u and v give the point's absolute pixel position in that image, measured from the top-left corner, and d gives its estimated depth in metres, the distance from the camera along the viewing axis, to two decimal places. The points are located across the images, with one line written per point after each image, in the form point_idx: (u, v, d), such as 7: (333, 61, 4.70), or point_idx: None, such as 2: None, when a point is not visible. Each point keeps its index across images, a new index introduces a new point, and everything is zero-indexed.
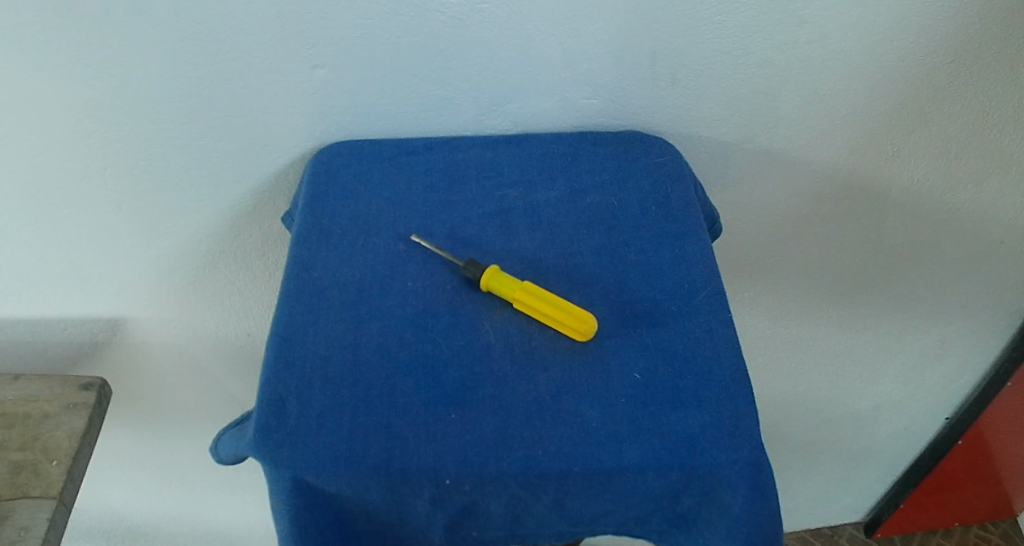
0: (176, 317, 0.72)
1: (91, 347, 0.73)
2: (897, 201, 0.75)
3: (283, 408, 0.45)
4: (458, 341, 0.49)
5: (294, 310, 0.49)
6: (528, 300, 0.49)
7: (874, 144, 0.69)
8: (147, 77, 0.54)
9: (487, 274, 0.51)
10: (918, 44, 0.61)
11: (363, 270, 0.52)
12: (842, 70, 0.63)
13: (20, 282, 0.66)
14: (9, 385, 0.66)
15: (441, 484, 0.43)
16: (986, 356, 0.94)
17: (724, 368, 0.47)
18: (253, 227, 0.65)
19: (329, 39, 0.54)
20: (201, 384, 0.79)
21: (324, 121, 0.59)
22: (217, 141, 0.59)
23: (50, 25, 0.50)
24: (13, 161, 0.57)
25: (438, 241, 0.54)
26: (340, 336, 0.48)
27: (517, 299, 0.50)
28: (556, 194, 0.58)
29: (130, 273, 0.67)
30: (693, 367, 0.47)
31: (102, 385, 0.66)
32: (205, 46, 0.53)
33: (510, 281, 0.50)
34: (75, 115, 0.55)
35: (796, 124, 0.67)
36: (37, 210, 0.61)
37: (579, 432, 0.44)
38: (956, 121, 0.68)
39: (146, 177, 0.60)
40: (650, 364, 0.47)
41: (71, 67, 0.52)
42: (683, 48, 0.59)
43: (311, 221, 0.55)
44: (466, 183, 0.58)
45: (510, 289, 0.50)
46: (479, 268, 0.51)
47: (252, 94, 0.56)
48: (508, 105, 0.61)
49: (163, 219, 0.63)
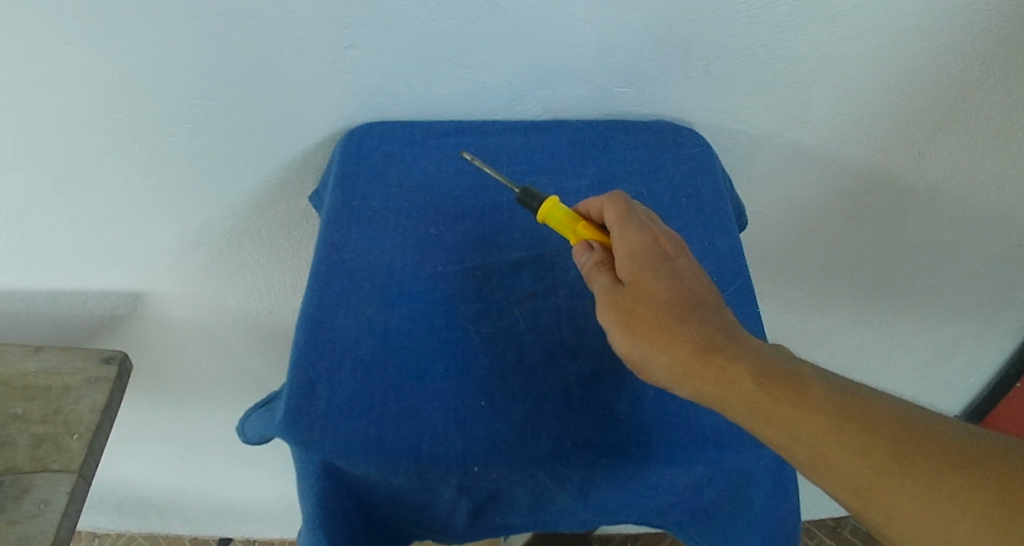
0: (196, 293, 0.71)
1: (112, 320, 0.72)
2: (921, 199, 0.75)
3: (312, 391, 0.45)
4: (487, 327, 0.49)
5: (325, 291, 0.50)
6: (589, 237, 0.50)
7: (902, 143, 0.69)
8: (178, 52, 0.53)
9: (546, 204, 0.50)
10: (954, 42, 0.61)
11: (394, 253, 0.52)
12: (873, 67, 0.62)
13: (42, 256, 0.66)
14: (30, 356, 0.64)
15: (469, 470, 0.43)
16: (997, 356, 0.95)
17: None
18: (278, 206, 0.65)
19: (363, 20, 0.53)
20: (220, 361, 0.79)
21: (354, 101, 0.58)
22: (248, 119, 0.58)
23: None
24: (40, 134, 0.56)
25: (468, 226, 0.54)
26: (369, 320, 0.48)
27: (578, 235, 0.50)
28: (586, 183, 0.58)
29: (154, 249, 0.67)
30: None
31: (123, 358, 0.65)
32: (237, 23, 0.52)
33: (566, 218, 0.51)
34: (103, 90, 0.54)
35: (826, 119, 0.67)
36: (60, 183, 0.60)
37: (606, 424, 0.45)
38: (987, 123, 0.67)
39: (173, 153, 0.59)
40: None
41: (99, 40, 0.51)
42: (716, 41, 0.59)
43: (342, 201, 0.54)
44: (498, 168, 0.58)
45: (567, 226, 0.50)
46: (531, 202, 0.52)
47: (284, 72, 0.55)
48: (541, 91, 0.61)
49: (190, 195, 0.63)
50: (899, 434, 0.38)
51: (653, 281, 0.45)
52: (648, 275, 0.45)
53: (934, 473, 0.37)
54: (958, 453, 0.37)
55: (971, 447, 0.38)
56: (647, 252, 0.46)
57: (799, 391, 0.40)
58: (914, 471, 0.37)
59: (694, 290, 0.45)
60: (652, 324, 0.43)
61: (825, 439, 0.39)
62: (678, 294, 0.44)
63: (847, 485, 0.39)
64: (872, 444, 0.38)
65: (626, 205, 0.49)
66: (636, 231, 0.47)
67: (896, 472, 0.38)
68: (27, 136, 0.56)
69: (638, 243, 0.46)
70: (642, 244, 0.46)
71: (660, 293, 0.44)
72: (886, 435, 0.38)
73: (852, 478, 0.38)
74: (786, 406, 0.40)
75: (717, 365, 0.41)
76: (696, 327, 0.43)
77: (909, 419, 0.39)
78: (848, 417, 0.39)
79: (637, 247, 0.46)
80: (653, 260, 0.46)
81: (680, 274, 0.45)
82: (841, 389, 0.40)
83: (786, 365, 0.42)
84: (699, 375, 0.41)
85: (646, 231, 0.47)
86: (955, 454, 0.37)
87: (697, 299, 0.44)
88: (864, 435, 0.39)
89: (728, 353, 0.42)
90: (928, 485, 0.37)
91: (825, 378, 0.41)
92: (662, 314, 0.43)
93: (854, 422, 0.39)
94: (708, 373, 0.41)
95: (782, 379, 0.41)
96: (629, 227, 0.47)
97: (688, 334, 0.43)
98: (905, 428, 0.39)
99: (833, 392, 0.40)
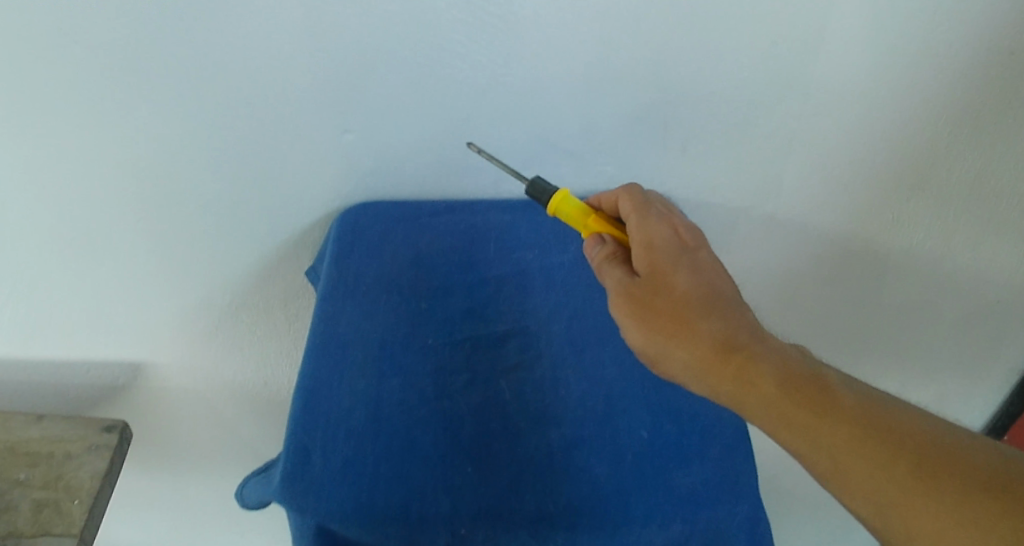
0: (196, 366, 0.73)
1: (112, 393, 0.74)
2: (896, 263, 0.79)
3: (307, 456, 0.49)
4: (475, 398, 0.54)
5: (321, 361, 0.54)
6: (599, 230, 0.58)
7: (874, 211, 0.74)
8: (182, 137, 0.56)
9: (556, 204, 0.57)
10: (911, 118, 0.66)
11: (385, 327, 0.56)
12: (837, 142, 0.68)
13: (41, 334, 0.67)
14: (33, 424, 0.67)
15: (457, 532, 0.49)
16: (983, 411, 0.97)
17: (728, 427, 0.56)
18: (275, 280, 0.68)
19: (360, 106, 0.57)
20: (219, 431, 0.81)
21: (350, 182, 0.62)
22: (251, 199, 0.61)
23: (94, 90, 0.52)
24: (48, 215, 0.59)
25: (456, 302, 0.58)
26: (360, 390, 0.53)
27: (588, 227, 0.58)
28: (570, 257, 0.62)
29: (155, 324, 0.69)
30: (696, 426, 0.56)
31: (124, 427, 0.67)
32: (241, 110, 0.56)
33: (577, 212, 0.58)
34: (111, 174, 0.57)
35: (798, 192, 0.72)
36: (65, 263, 0.62)
37: (588, 486, 0.51)
38: (953, 190, 0.72)
39: (178, 231, 0.62)
40: (657, 422, 0.55)
41: (108, 128, 0.55)
42: (692, 121, 0.64)
43: (336, 276, 0.58)
44: (486, 245, 0.61)
45: (577, 219, 0.58)
46: (543, 196, 0.58)
47: (284, 156, 0.59)
48: (527, 170, 0.65)
49: (193, 271, 0.66)
50: (918, 450, 0.44)
51: (671, 273, 0.53)
52: (668, 268, 0.53)
53: (954, 491, 0.42)
54: (978, 472, 0.42)
55: (982, 463, 0.43)
56: (667, 252, 0.54)
57: (819, 397, 0.46)
58: (932, 484, 0.43)
59: (710, 284, 0.53)
60: (672, 318, 0.51)
61: (833, 435, 0.45)
62: (696, 290, 0.52)
63: (865, 495, 0.44)
64: (888, 453, 0.44)
65: (646, 200, 0.58)
66: (656, 225, 0.56)
67: (913, 484, 0.43)
68: (37, 219, 0.59)
69: (660, 242, 0.55)
70: (662, 239, 0.55)
71: (679, 287, 0.52)
72: (901, 441, 0.44)
73: (866, 487, 0.44)
74: (784, 389, 0.47)
75: (735, 362, 0.49)
76: (717, 326, 0.50)
77: (930, 438, 0.44)
78: (840, 404, 0.46)
79: (659, 244, 0.55)
80: (671, 253, 0.54)
81: (696, 268, 0.53)
82: (863, 400, 0.46)
83: (807, 370, 0.48)
84: (717, 369, 0.49)
85: (665, 228, 0.55)
86: (976, 475, 0.42)
87: (715, 296, 0.52)
88: (873, 437, 0.45)
89: (745, 349, 0.49)
90: (945, 500, 0.42)
91: (846, 386, 0.47)
92: (681, 308, 0.51)
93: (864, 423, 0.45)
94: (727, 369, 0.49)
95: (783, 367, 0.48)
96: (650, 220, 0.56)
97: (709, 332, 0.50)
98: (925, 443, 0.44)
99: (854, 401, 0.46)
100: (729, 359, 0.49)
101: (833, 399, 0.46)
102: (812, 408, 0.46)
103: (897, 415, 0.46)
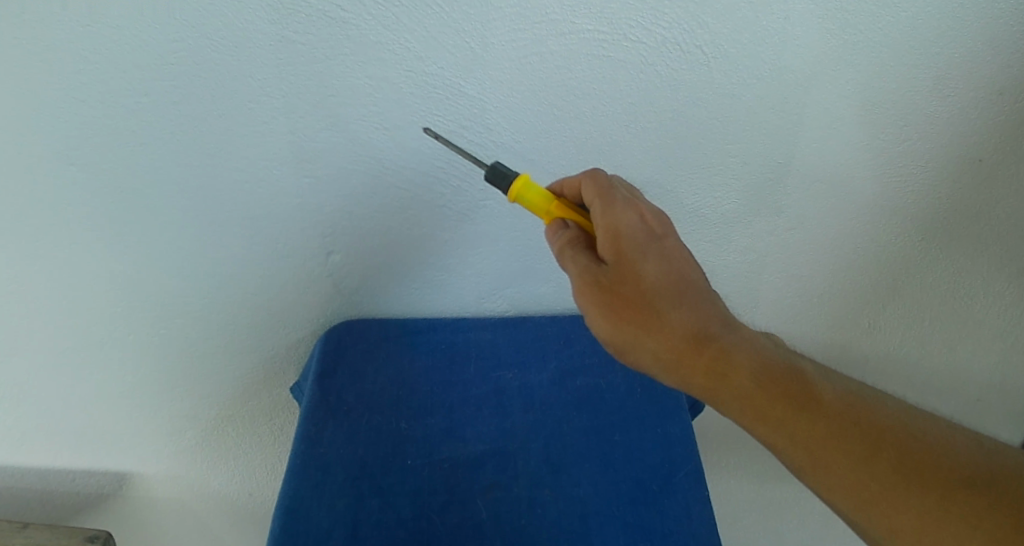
0: (183, 474, 0.75)
1: (97, 500, 0.74)
2: (874, 365, 0.81)
3: None
4: (452, 518, 0.55)
5: (301, 482, 0.56)
6: (562, 215, 0.54)
7: (847, 320, 0.77)
8: (170, 261, 0.58)
9: (513, 186, 0.53)
10: (881, 233, 0.69)
11: (365, 448, 0.59)
12: (809, 255, 0.70)
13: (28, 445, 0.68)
14: (16, 533, 0.68)
15: None
16: None
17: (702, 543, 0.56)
18: (264, 393, 0.70)
19: (346, 231, 0.59)
20: (205, 534, 0.82)
21: (337, 299, 0.64)
22: (238, 316, 0.63)
23: (82, 220, 0.54)
24: (34, 336, 0.60)
25: (438, 420, 0.62)
26: (340, 512, 0.54)
27: (551, 214, 0.54)
28: (547, 377, 0.66)
29: (142, 434, 0.70)
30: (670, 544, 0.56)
31: (108, 537, 0.66)
32: (229, 233, 0.57)
33: (539, 199, 0.54)
34: (98, 297, 0.59)
35: (772, 303, 0.75)
36: (51, 379, 0.63)
37: None
38: (926, 296, 0.75)
39: (165, 347, 0.64)
40: (631, 540, 0.56)
41: (94, 252, 0.56)
42: None
43: (320, 398, 0.61)
44: (465, 365, 0.66)
45: (539, 207, 0.54)
46: (503, 183, 0.53)
47: (269, 277, 0.61)
48: (507, 291, 0.68)
49: (180, 384, 0.67)
50: (889, 447, 0.48)
51: (641, 263, 0.51)
52: (637, 257, 0.51)
53: (929, 488, 0.46)
54: (951, 472, 0.46)
55: (952, 465, 0.47)
56: (634, 239, 0.52)
57: (793, 393, 0.49)
58: (908, 481, 0.46)
59: (680, 272, 0.51)
60: (639, 309, 0.50)
61: (810, 431, 0.48)
62: (663, 279, 0.51)
63: (840, 489, 0.47)
64: (862, 449, 0.47)
65: (610, 183, 0.54)
66: (623, 212, 0.52)
67: (887, 480, 0.47)
68: (23, 339, 0.60)
69: (626, 229, 0.52)
70: (629, 225, 0.52)
71: (647, 277, 0.51)
72: (875, 439, 0.48)
73: (840, 479, 0.47)
74: (759, 385, 0.49)
75: (710, 356, 0.50)
76: (689, 320, 0.50)
77: (903, 436, 0.48)
78: (811, 396, 0.49)
79: (625, 231, 0.52)
80: (639, 242, 0.52)
81: (665, 256, 0.52)
82: (833, 396, 0.50)
83: (781, 366, 0.50)
84: (692, 363, 0.50)
85: (632, 213, 0.52)
86: (948, 481, 0.46)
87: (682, 284, 0.51)
88: (848, 435, 0.48)
89: (719, 344, 0.50)
90: (920, 496, 0.46)
91: (820, 385, 0.50)
92: (651, 299, 0.51)
93: (838, 420, 0.49)
94: (701, 363, 0.50)
95: (756, 361, 0.50)
96: (616, 206, 0.52)
97: (681, 326, 0.50)
98: (895, 440, 0.48)
99: (828, 398, 0.49)
100: (703, 353, 0.50)
101: (803, 390, 0.50)
102: (787, 402, 0.49)
103: (865, 413, 0.49)
